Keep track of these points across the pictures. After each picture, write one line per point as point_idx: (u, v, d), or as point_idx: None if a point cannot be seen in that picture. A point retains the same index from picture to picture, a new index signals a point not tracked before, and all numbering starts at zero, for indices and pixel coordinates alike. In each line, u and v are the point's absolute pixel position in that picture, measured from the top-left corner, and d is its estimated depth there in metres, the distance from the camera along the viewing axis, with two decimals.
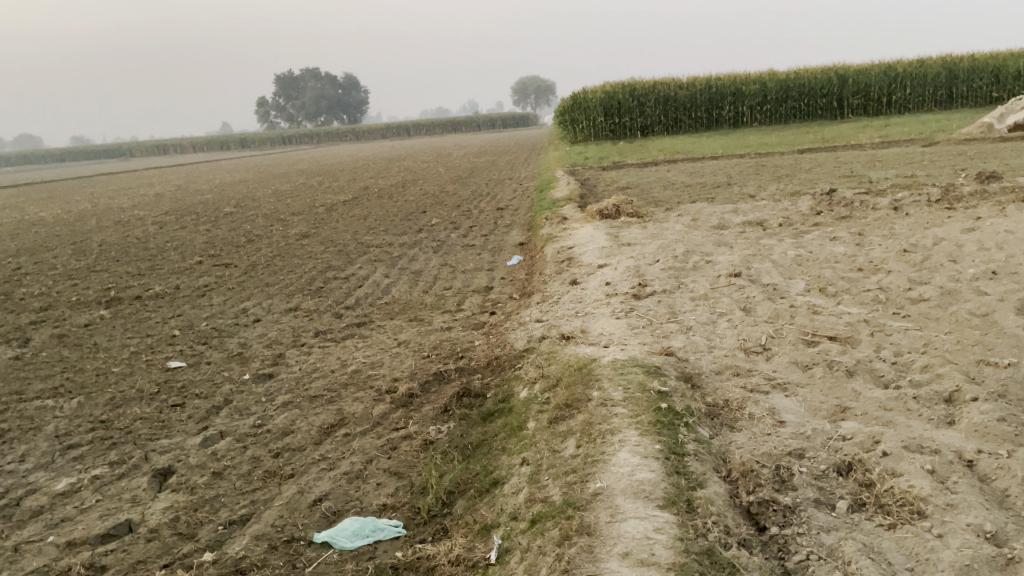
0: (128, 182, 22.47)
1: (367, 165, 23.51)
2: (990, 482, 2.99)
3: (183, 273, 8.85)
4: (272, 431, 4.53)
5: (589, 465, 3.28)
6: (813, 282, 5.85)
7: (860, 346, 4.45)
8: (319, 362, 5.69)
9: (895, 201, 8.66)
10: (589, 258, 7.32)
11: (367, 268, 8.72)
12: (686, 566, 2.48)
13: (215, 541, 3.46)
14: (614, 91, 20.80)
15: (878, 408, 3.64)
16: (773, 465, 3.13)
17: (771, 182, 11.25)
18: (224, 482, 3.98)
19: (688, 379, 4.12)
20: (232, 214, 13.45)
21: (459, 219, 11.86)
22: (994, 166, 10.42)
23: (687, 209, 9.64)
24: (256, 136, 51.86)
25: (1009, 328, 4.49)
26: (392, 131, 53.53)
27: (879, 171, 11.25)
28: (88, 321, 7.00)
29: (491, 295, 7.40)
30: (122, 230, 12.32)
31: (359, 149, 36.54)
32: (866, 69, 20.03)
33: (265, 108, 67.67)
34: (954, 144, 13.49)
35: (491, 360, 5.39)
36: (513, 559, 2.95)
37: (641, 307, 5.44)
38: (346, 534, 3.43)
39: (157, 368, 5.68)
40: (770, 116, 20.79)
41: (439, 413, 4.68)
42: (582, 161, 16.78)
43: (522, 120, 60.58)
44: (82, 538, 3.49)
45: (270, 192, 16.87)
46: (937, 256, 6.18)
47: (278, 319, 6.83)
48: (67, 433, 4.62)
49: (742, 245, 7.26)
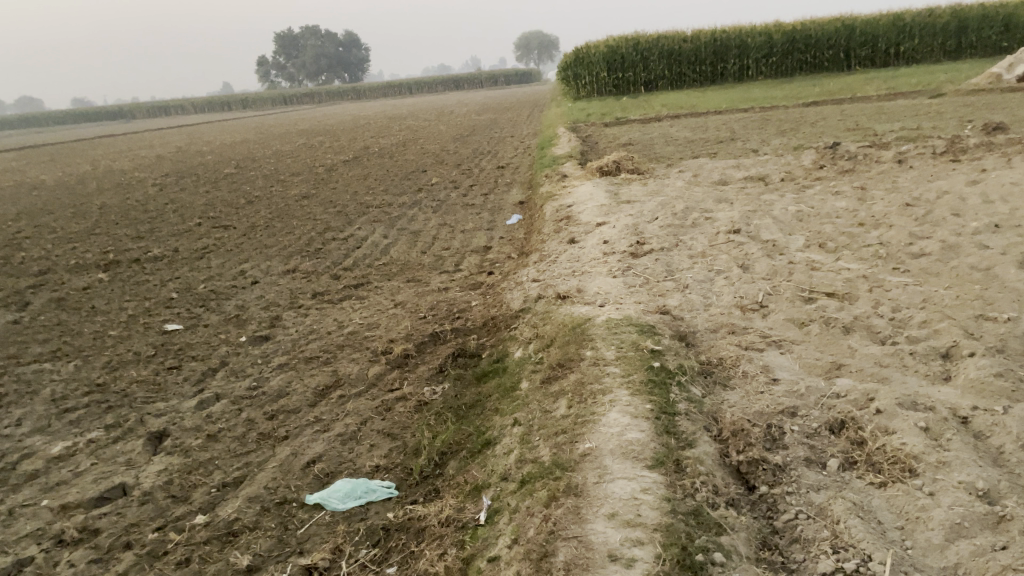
0: (129, 144, 22.39)
1: (368, 124, 23.30)
2: (984, 439, 2.94)
3: (182, 235, 8.80)
4: (268, 393, 4.52)
5: (579, 425, 3.25)
6: (814, 237, 5.77)
7: (858, 301, 4.40)
8: (315, 323, 5.66)
9: (900, 153, 8.54)
10: (588, 217, 7.22)
11: (367, 228, 8.67)
12: (673, 526, 2.46)
13: (207, 504, 3.46)
14: (617, 45, 20.44)
15: (874, 364, 3.60)
16: (765, 425, 3.10)
17: (775, 136, 11.11)
18: (218, 444, 3.97)
19: (682, 338, 4.08)
20: (232, 176, 13.36)
21: (459, 178, 11.76)
22: (1002, 117, 10.26)
23: (688, 165, 9.53)
24: (256, 96, 51.40)
25: (1011, 282, 4.42)
26: (393, 90, 53.05)
27: (886, 123, 11.07)
28: (86, 285, 6.97)
29: (490, 254, 7.35)
30: (122, 192, 12.29)
31: (361, 108, 36.20)
32: (873, 19, 19.61)
33: (266, 67, 67.08)
34: (962, 95, 13.26)
35: (487, 320, 5.35)
36: (502, 519, 2.94)
37: (638, 266, 5.37)
38: (337, 496, 3.43)
39: (154, 331, 5.66)
40: (776, 69, 20.48)
41: (434, 373, 4.66)
42: (585, 117, 16.57)
43: (522, 76, 59.79)
44: (76, 501, 3.49)
45: (270, 152, 16.77)
46: (940, 209, 6.09)
47: (276, 281, 6.80)
48: (64, 397, 4.62)
49: (743, 201, 7.16)
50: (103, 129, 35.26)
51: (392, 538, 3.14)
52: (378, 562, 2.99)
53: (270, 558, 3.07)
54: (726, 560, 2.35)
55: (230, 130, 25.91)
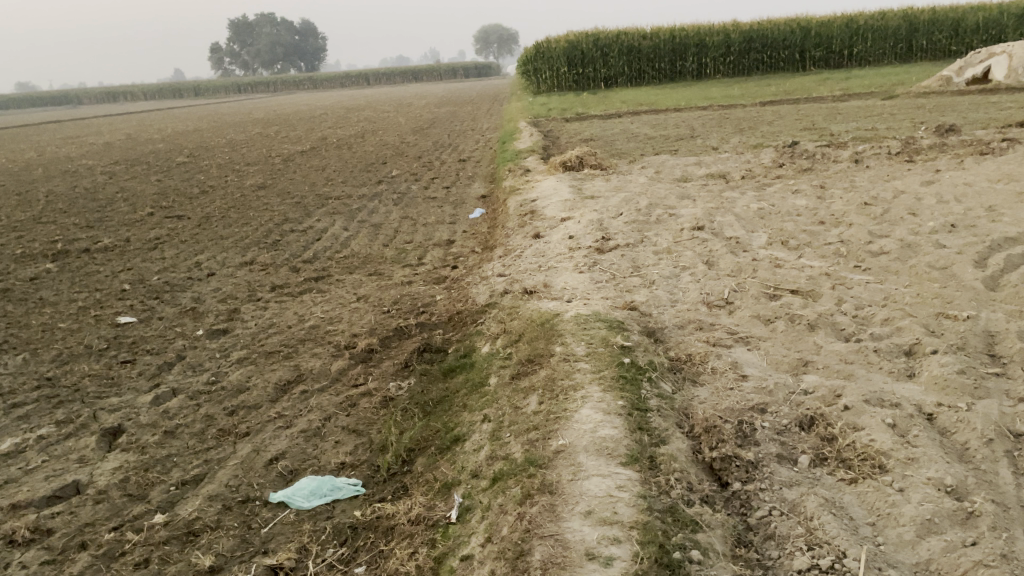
0: (77, 130, 21.78)
1: (325, 114, 23.03)
2: (949, 436, 2.99)
3: (134, 225, 8.56)
4: (227, 388, 4.40)
5: (551, 421, 3.23)
6: (776, 235, 5.83)
7: (821, 298, 4.45)
8: (275, 317, 5.54)
9: (856, 153, 8.69)
10: (552, 211, 7.21)
11: (326, 220, 8.51)
12: (649, 524, 2.45)
13: (166, 503, 3.35)
14: (577, 40, 20.38)
15: (839, 361, 3.64)
16: (736, 421, 3.12)
17: (733, 134, 11.20)
18: (176, 441, 3.85)
19: (651, 334, 4.08)
20: (185, 164, 13.05)
21: (420, 170, 11.66)
22: (953, 119, 10.51)
23: (650, 161, 9.55)
24: (209, 84, 50.36)
25: (968, 281, 4.51)
26: (350, 79, 52.35)
27: (841, 123, 11.28)
28: (33, 275, 6.73)
29: (453, 248, 7.28)
30: (69, 179, 11.92)
31: (313, 98, 35.61)
32: (828, 21, 19.93)
33: (219, 54, 65.83)
34: (914, 97, 13.55)
35: (453, 314, 5.30)
36: (474, 517, 2.91)
37: (604, 262, 5.36)
38: (302, 494, 3.35)
39: (106, 324, 5.48)
40: (733, 68, 20.70)
41: (399, 369, 4.59)
42: (545, 112, 16.54)
43: (481, 70, 59.31)
44: (27, 501, 3.35)
45: (224, 141, 16.43)
46: (898, 208, 6.18)
47: (233, 273, 6.64)
48: (11, 391, 4.44)
49: (705, 198, 7.21)
50: (48, 114, 34.22)
51: (360, 537, 3.08)
52: (345, 562, 2.93)
53: (233, 558, 2.99)
54: (703, 557, 2.36)
55: (182, 117, 25.40)
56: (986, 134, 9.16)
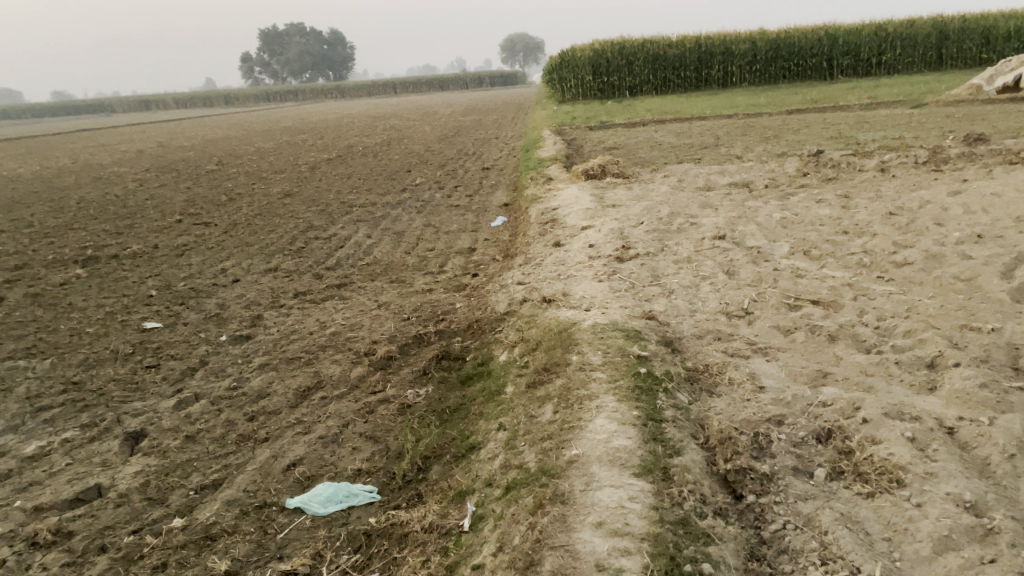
0: (109, 138, 22.08)
1: (352, 122, 23.23)
2: (970, 450, 2.95)
3: (162, 232, 8.67)
4: (248, 393, 4.45)
5: (565, 431, 3.23)
6: (799, 244, 5.78)
7: (843, 309, 4.40)
8: (297, 323, 5.59)
9: (882, 162, 8.59)
10: (574, 220, 7.20)
11: (350, 228, 8.58)
12: (661, 536, 2.44)
13: (185, 506, 3.39)
14: (603, 49, 20.40)
15: (859, 373, 3.60)
16: (751, 433, 3.09)
17: (758, 143, 11.13)
18: (197, 445, 3.90)
19: (668, 343, 4.06)
20: (214, 172, 13.19)
21: (444, 178, 11.70)
22: (983, 128, 10.36)
23: (673, 170, 9.51)
24: (239, 94, 51.00)
25: (993, 293, 4.44)
26: (377, 88, 52.75)
27: (868, 132, 11.17)
28: (63, 281, 6.84)
29: (474, 256, 7.30)
30: (101, 186, 12.13)
31: (340, 107, 35.85)
32: (856, 29, 19.77)
33: (249, 63, 66.52)
34: (943, 106, 13.39)
35: (471, 322, 5.31)
36: (487, 526, 2.91)
37: (624, 271, 5.34)
38: (319, 500, 3.37)
39: (132, 329, 5.57)
40: (759, 76, 20.59)
41: (417, 376, 4.61)
42: (570, 121, 16.54)
43: (507, 78, 59.62)
44: (50, 503, 3.41)
45: (252, 149, 16.59)
46: (923, 219, 6.10)
47: (257, 280, 6.71)
48: (38, 394, 4.51)
49: (727, 207, 7.16)
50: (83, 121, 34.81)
51: (373, 544, 3.10)
52: (359, 569, 2.95)
53: (248, 562, 3.01)
54: (714, 570, 2.34)
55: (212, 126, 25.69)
56: (1015, 143, 9.01)
